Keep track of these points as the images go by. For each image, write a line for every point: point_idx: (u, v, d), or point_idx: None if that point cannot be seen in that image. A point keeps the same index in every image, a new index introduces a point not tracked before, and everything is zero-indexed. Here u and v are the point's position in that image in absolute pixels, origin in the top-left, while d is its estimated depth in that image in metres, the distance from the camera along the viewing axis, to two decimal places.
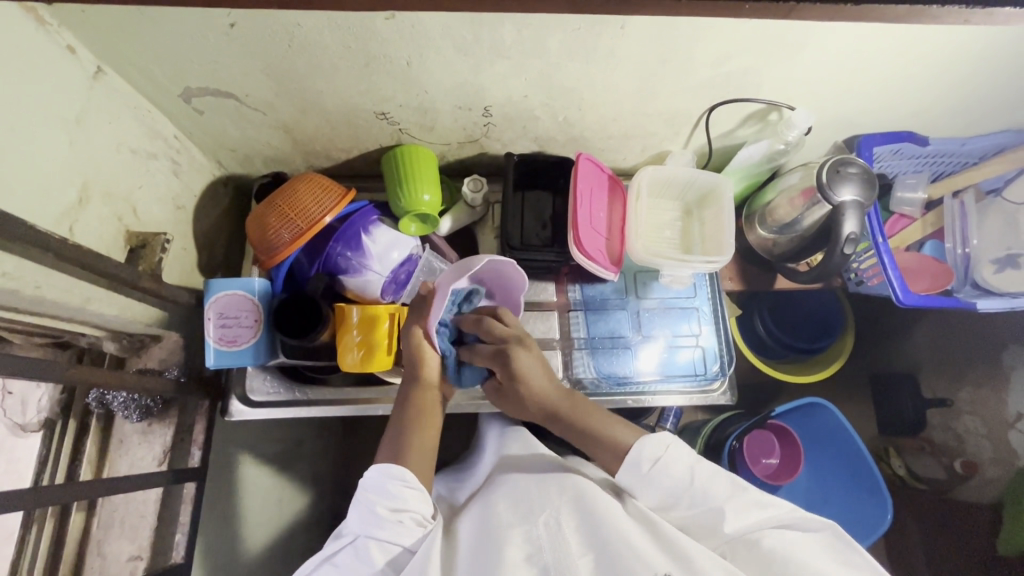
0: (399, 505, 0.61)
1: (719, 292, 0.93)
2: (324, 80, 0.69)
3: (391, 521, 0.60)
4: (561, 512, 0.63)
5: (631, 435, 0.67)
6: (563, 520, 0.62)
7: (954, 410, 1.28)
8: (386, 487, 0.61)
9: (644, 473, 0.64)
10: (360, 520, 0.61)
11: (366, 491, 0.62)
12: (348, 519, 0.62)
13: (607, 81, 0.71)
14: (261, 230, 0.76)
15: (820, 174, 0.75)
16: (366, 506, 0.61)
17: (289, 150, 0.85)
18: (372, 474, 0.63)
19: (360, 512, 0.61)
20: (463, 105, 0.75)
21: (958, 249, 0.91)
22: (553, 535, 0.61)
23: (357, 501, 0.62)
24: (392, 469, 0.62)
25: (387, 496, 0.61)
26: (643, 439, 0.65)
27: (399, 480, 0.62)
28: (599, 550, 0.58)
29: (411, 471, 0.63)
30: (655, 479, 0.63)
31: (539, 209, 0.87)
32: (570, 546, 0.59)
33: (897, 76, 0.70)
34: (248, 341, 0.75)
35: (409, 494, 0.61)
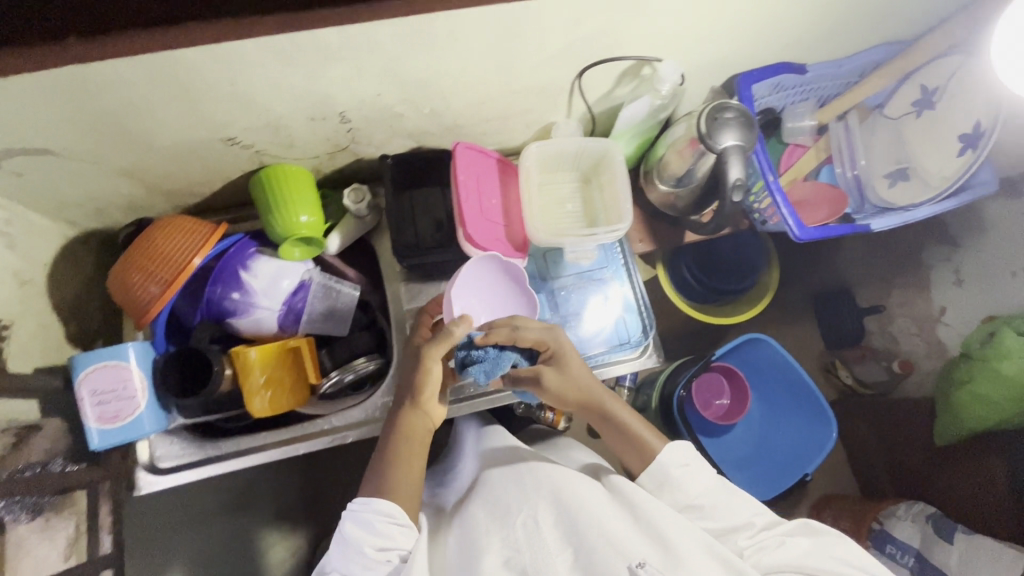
0: (384, 543, 0.60)
1: (629, 257, 0.91)
2: (146, 118, 0.62)
3: (379, 561, 0.59)
4: (540, 510, 0.62)
5: (650, 440, 0.69)
6: (542, 518, 0.62)
7: (887, 314, 1.40)
8: (373, 522, 0.60)
9: (671, 477, 0.65)
10: (345, 558, 0.59)
11: (349, 541, 0.60)
12: (332, 555, 0.61)
13: (461, 66, 0.66)
14: (125, 288, 0.70)
15: (699, 124, 0.73)
16: (348, 557, 0.59)
17: (143, 194, 0.77)
18: (353, 521, 0.61)
19: (345, 546, 0.60)
20: (315, 115, 0.68)
21: (848, 172, 0.92)
22: (532, 535, 0.60)
23: (341, 538, 0.61)
24: (376, 503, 0.61)
25: (373, 534, 0.60)
26: (668, 448, 0.67)
27: (385, 515, 0.61)
28: (578, 549, 0.58)
29: (394, 505, 0.62)
30: (675, 487, 0.65)
31: (430, 208, 0.82)
32: (548, 544, 0.59)
33: (756, 8, 0.67)
34: (133, 414, 0.68)
35: (396, 534, 0.60)
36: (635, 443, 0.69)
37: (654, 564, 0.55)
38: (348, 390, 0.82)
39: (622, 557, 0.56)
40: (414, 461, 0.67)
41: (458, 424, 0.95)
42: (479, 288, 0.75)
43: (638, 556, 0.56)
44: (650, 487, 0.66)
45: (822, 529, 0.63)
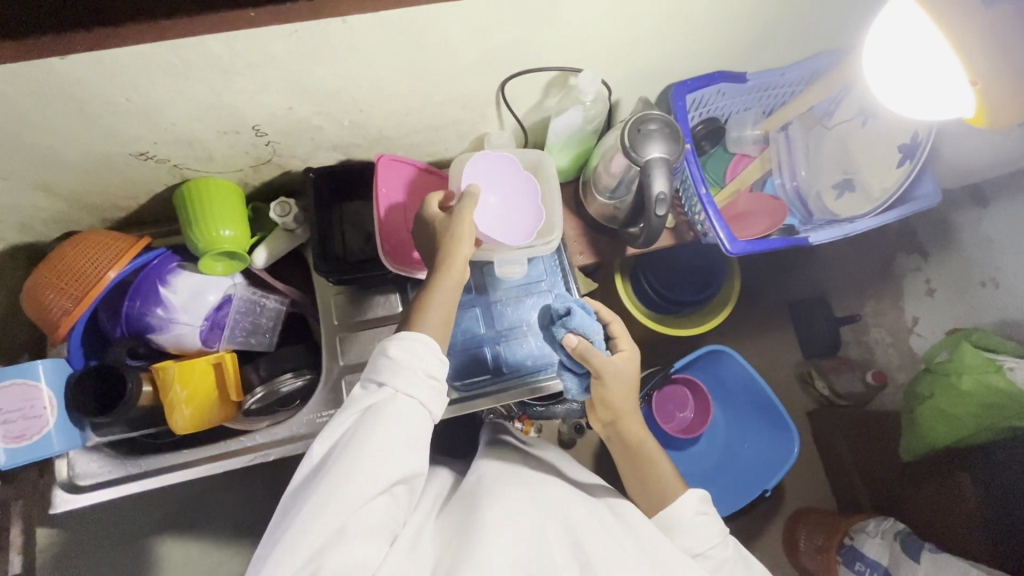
0: (431, 375, 0.57)
1: (569, 271, 0.88)
2: (46, 133, 0.61)
3: (421, 388, 0.56)
4: (549, 525, 0.62)
5: (672, 481, 0.71)
6: (552, 535, 0.61)
7: (863, 323, 1.36)
8: (418, 359, 0.56)
9: (682, 521, 0.67)
10: (391, 380, 0.55)
11: (394, 377, 0.55)
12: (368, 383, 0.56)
13: (371, 77, 0.65)
14: (37, 304, 0.69)
15: (623, 137, 0.71)
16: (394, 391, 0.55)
17: (66, 208, 0.76)
18: (399, 356, 0.56)
19: (390, 372, 0.55)
20: (227, 129, 0.68)
21: (788, 183, 0.89)
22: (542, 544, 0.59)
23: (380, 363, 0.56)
24: (418, 337, 0.57)
25: (420, 366, 0.56)
26: (686, 494, 0.68)
27: (420, 347, 0.57)
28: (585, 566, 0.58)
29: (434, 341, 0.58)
30: (687, 529, 0.66)
31: (360, 221, 0.82)
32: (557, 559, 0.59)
33: (672, 18, 0.66)
34: (41, 432, 0.66)
35: (431, 361, 0.57)
36: (654, 488, 0.70)
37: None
38: (276, 405, 0.80)
39: None
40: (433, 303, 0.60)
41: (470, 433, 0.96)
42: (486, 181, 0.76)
43: None
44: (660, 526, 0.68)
45: None
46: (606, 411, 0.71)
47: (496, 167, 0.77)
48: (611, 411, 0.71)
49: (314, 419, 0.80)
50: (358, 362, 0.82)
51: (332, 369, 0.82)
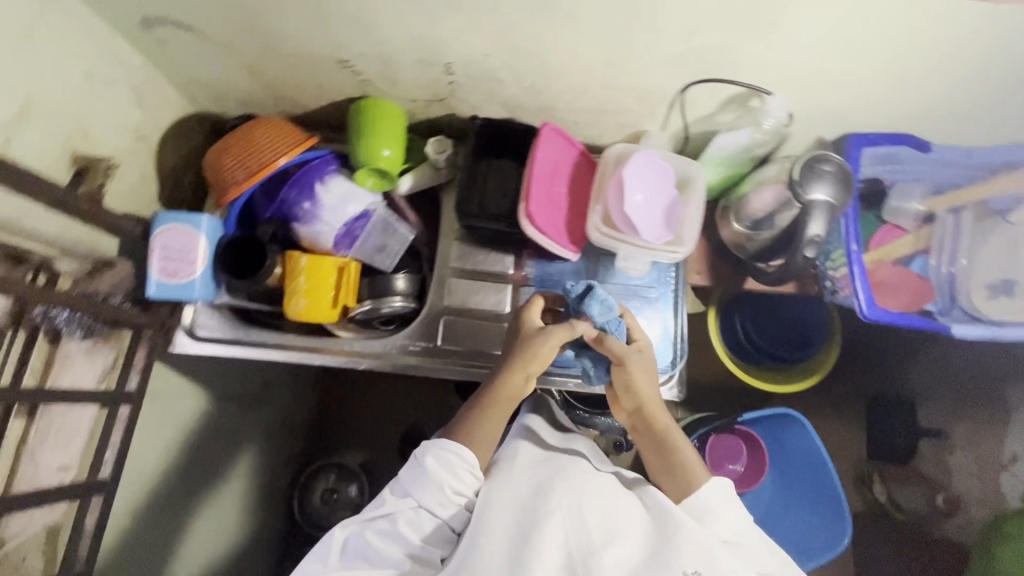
0: (460, 488, 0.65)
1: (682, 286, 0.88)
2: (280, 19, 0.67)
3: (452, 501, 0.65)
4: (585, 502, 0.64)
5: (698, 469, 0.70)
6: (583, 512, 0.63)
7: (948, 443, 1.23)
8: (450, 460, 0.66)
9: (708, 506, 0.67)
10: (421, 489, 0.64)
11: (432, 462, 0.65)
12: (403, 483, 0.65)
13: (571, 46, 0.67)
14: (214, 167, 0.77)
15: (793, 170, 0.69)
16: (433, 474, 0.65)
17: (258, 91, 0.84)
18: (433, 453, 0.66)
19: (422, 482, 0.64)
20: (424, 59, 0.72)
21: (942, 267, 0.85)
22: (577, 519, 0.62)
23: (417, 471, 0.65)
24: (461, 449, 0.66)
25: (453, 478, 0.65)
26: (712, 481, 0.69)
27: (464, 462, 0.66)
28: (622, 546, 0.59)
29: (471, 453, 0.67)
30: (717, 515, 0.66)
31: (502, 178, 0.85)
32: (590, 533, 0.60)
33: (888, 66, 0.64)
34: (188, 276, 0.74)
35: (471, 479, 0.66)
36: (679, 466, 0.70)
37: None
38: (377, 324, 0.88)
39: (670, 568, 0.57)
40: (492, 411, 0.70)
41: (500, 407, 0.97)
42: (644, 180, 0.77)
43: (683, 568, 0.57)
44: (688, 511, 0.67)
45: None
46: (630, 397, 0.72)
47: (657, 171, 0.78)
48: (635, 398, 0.72)
49: (405, 346, 0.84)
50: (460, 307, 0.86)
51: (435, 306, 0.86)
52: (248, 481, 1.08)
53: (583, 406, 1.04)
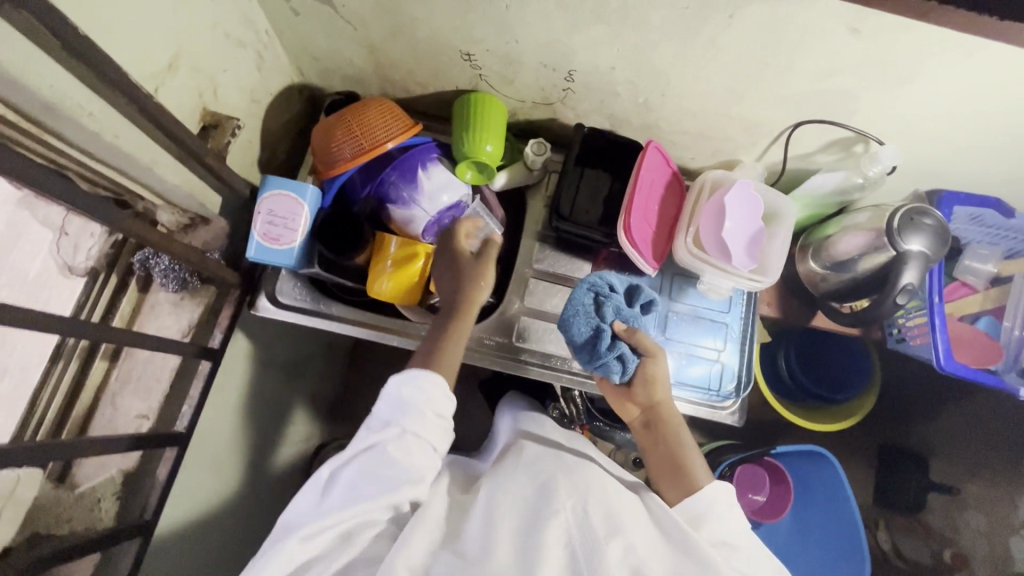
0: (439, 413, 0.68)
1: (753, 315, 0.90)
2: (420, 7, 0.69)
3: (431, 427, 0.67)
4: (585, 501, 0.64)
5: (701, 473, 0.70)
6: (587, 509, 0.63)
7: (959, 500, 1.25)
8: (424, 387, 0.68)
9: (709, 510, 0.66)
10: (401, 417, 0.66)
11: (399, 394, 0.68)
12: (384, 421, 0.67)
13: (699, 72, 0.69)
14: (324, 140, 0.78)
15: (892, 218, 0.72)
16: (402, 401, 0.67)
17: (369, 72, 0.85)
18: (400, 384, 0.68)
19: (403, 412, 0.66)
20: (548, 64, 0.74)
21: (1014, 330, 0.84)
22: (579, 519, 0.62)
23: (392, 402, 0.68)
24: (428, 374, 0.69)
25: (427, 402, 0.67)
26: (714, 484, 0.68)
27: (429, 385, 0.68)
28: (625, 543, 0.59)
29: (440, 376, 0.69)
30: (716, 521, 0.65)
31: (595, 187, 0.86)
32: (593, 533, 0.60)
33: (1003, 131, 0.66)
34: (289, 242, 0.75)
35: (439, 399, 0.68)
36: (683, 471, 0.70)
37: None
38: None
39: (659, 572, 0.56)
40: (452, 342, 0.73)
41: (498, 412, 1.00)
42: (738, 210, 0.78)
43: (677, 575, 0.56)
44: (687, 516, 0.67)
45: None
46: (645, 393, 0.74)
47: (748, 202, 0.79)
48: (649, 396, 0.74)
49: (482, 339, 0.86)
50: (537, 308, 0.87)
51: (512, 304, 0.88)
52: (286, 451, 1.08)
53: (602, 417, 1.08)
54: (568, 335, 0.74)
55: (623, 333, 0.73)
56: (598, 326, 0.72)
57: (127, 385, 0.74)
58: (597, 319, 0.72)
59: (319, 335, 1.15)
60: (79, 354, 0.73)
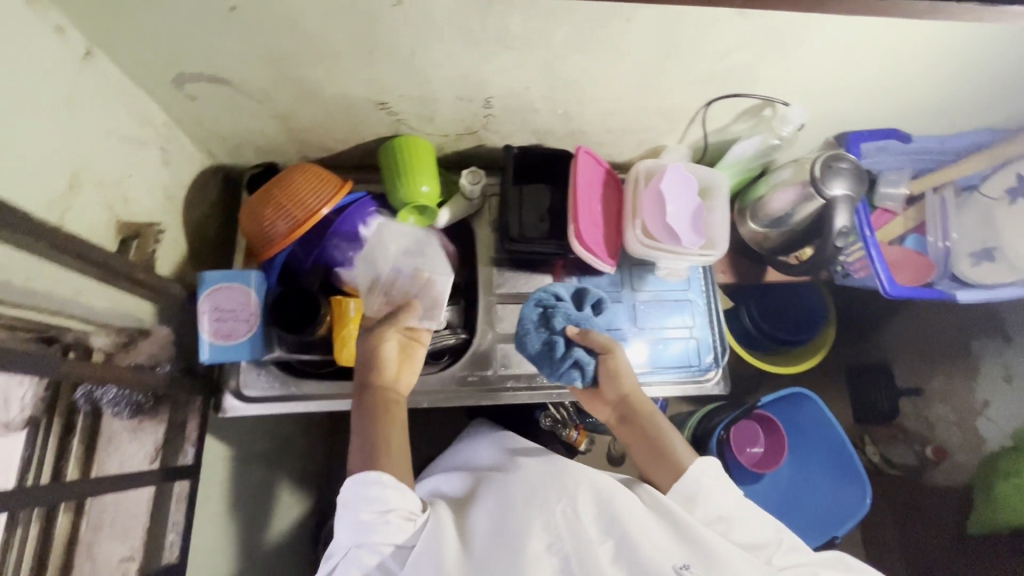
0: (383, 508, 0.60)
1: (711, 285, 0.94)
2: (324, 69, 0.67)
3: (379, 523, 0.59)
4: (579, 502, 0.62)
5: (684, 451, 0.71)
6: (580, 509, 0.61)
7: (925, 398, 1.34)
8: (364, 492, 0.60)
9: (699, 489, 0.67)
10: (349, 533, 0.60)
11: (350, 499, 0.61)
12: (338, 533, 0.62)
13: (609, 75, 0.72)
14: (255, 221, 0.75)
15: (813, 170, 0.77)
16: (351, 509, 0.60)
17: (283, 140, 0.83)
18: (350, 488, 0.62)
19: (350, 520, 0.60)
20: (464, 96, 0.74)
21: (939, 243, 0.95)
22: (572, 523, 0.60)
23: (342, 514, 0.62)
24: (365, 477, 0.61)
25: (368, 505, 0.60)
26: (699, 459, 0.70)
27: (374, 483, 0.61)
28: (619, 540, 0.58)
29: (386, 472, 0.62)
30: (708, 496, 0.67)
31: (536, 203, 0.87)
32: (589, 533, 0.59)
33: (887, 74, 0.72)
34: (245, 334, 0.73)
35: (390, 493, 0.60)
36: (668, 457, 0.71)
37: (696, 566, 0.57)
38: (427, 358, 0.86)
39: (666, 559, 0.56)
40: (389, 427, 0.67)
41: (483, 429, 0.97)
42: (675, 195, 0.81)
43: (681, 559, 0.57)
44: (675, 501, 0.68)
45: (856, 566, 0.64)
46: (613, 388, 0.75)
47: (684, 182, 0.82)
48: (617, 390, 0.75)
49: (465, 376, 0.85)
50: (511, 332, 0.87)
51: (486, 335, 0.87)
52: (288, 543, 1.02)
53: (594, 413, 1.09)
54: (528, 352, 0.78)
55: (576, 334, 0.75)
56: (550, 338, 0.75)
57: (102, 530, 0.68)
58: (548, 331, 0.76)
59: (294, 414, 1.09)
60: None
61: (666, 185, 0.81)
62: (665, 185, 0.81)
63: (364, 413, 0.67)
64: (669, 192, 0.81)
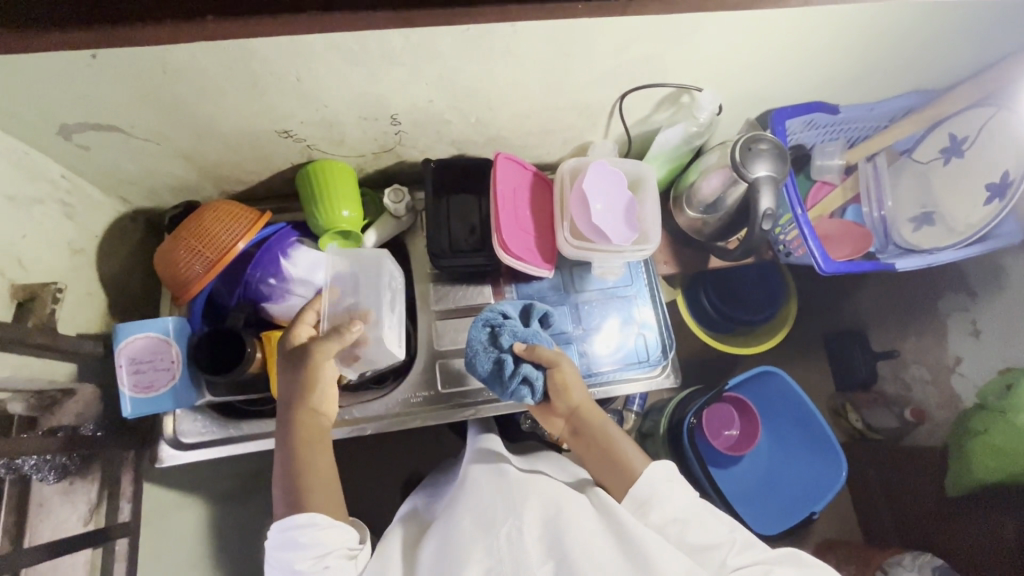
0: (319, 552, 0.57)
1: (655, 278, 0.93)
2: (214, 104, 0.65)
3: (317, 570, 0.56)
4: (525, 522, 0.60)
5: (635, 455, 0.68)
6: (525, 530, 0.60)
7: (901, 359, 1.35)
8: (296, 538, 0.57)
9: (651, 495, 0.64)
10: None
11: (280, 546, 0.57)
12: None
13: (511, 80, 0.70)
14: (170, 265, 0.73)
15: (734, 153, 0.76)
16: (283, 558, 0.57)
17: (196, 178, 0.80)
18: (276, 535, 0.58)
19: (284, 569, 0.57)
20: (368, 116, 0.72)
21: (875, 213, 0.94)
22: (515, 548, 0.58)
23: (272, 561, 0.58)
24: (296, 519, 0.57)
25: (303, 551, 0.56)
26: (650, 465, 0.67)
27: (305, 527, 0.57)
28: (560, 562, 0.57)
29: (319, 513, 0.58)
30: (659, 501, 0.63)
31: (465, 213, 0.85)
32: (530, 558, 0.57)
33: (795, 49, 0.70)
34: (168, 384, 0.71)
35: (324, 535, 0.57)
36: (619, 467, 0.68)
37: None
38: (371, 383, 0.86)
39: None
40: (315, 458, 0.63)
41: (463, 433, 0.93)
42: (598, 190, 0.79)
43: None
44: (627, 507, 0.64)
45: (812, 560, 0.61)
46: (562, 402, 0.73)
47: (609, 177, 0.80)
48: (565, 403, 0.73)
49: (410, 398, 0.84)
50: (451, 348, 0.86)
51: (427, 353, 0.86)
52: None
53: None
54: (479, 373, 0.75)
55: (523, 348, 0.72)
56: (498, 357, 0.73)
57: None
58: (496, 350, 0.73)
59: None
60: None
61: (587, 181, 0.79)
62: (587, 180, 0.79)
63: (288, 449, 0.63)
64: (591, 188, 0.79)
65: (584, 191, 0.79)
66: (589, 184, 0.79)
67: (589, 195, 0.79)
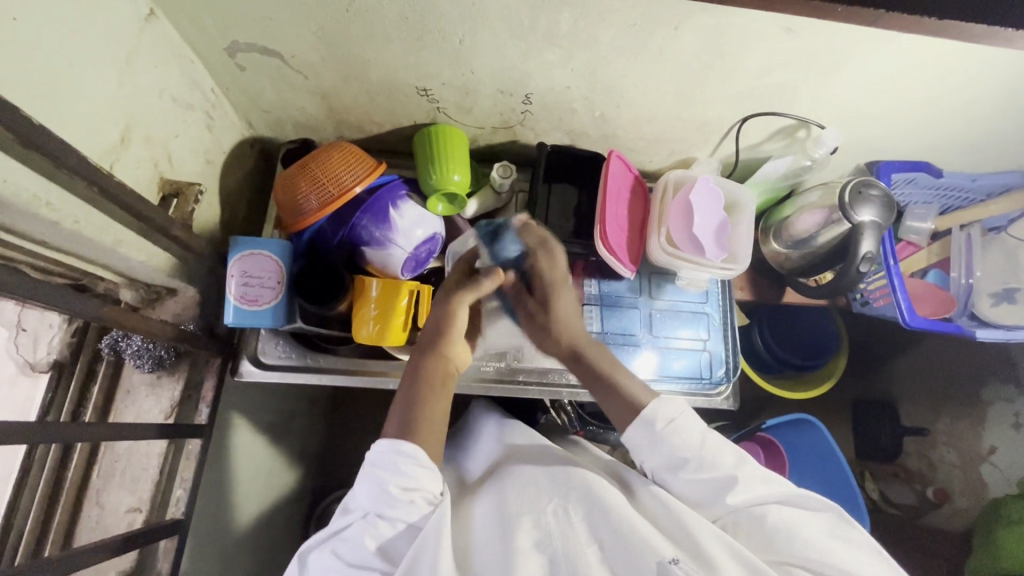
0: (410, 485, 0.59)
1: (729, 300, 0.95)
2: (373, 50, 0.69)
3: (403, 501, 0.59)
4: (571, 502, 0.63)
5: (640, 391, 0.69)
6: (571, 509, 0.62)
7: (930, 439, 1.32)
8: (397, 464, 0.59)
9: (658, 430, 0.65)
10: (371, 497, 0.59)
11: (376, 463, 0.60)
12: (357, 493, 0.61)
13: (649, 82, 0.73)
14: (289, 193, 0.76)
15: (842, 193, 0.77)
16: (376, 475, 0.59)
17: (322, 118, 0.84)
18: (381, 451, 0.61)
19: (375, 493, 0.59)
20: (505, 90, 0.75)
21: (962, 280, 0.93)
22: (564, 526, 0.61)
23: (365, 476, 0.60)
24: (401, 445, 0.60)
25: (399, 475, 0.59)
26: (655, 402, 0.67)
27: (411, 459, 0.60)
28: (607, 541, 0.59)
29: (422, 450, 0.61)
30: (665, 439, 0.64)
31: (563, 202, 0.88)
32: (578, 534, 0.60)
33: (926, 104, 0.73)
34: (269, 302, 0.75)
35: (422, 474, 0.60)
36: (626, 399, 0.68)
37: (688, 562, 0.56)
38: None
39: (655, 554, 0.56)
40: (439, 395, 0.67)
41: (476, 411, 0.95)
42: (703, 208, 0.81)
43: (671, 554, 0.56)
44: (639, 439, 0.66)
45: (817, 495, 0.63)
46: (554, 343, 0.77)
47: (713, 195, 0.82)
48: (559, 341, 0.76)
49: (480, 367, 0.86)
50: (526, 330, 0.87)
51: None
52: (277, 514, 1.04)
53: (595, 421, 1.09)
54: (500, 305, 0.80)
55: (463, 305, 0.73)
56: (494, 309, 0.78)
57: (112, 480, 0.69)
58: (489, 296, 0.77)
59: (300, 390, 1.11)
60: (53, 456, 0.67)
61: (694, 195, 0.81)
62: (697, 194, 0.81)
63: (420, 379, 0.68)
64: (698, 205, 0.81)
65: (689, 206, 0.82)
66: (698, 199, 0.81)
67: (694, 211, 0.81)
